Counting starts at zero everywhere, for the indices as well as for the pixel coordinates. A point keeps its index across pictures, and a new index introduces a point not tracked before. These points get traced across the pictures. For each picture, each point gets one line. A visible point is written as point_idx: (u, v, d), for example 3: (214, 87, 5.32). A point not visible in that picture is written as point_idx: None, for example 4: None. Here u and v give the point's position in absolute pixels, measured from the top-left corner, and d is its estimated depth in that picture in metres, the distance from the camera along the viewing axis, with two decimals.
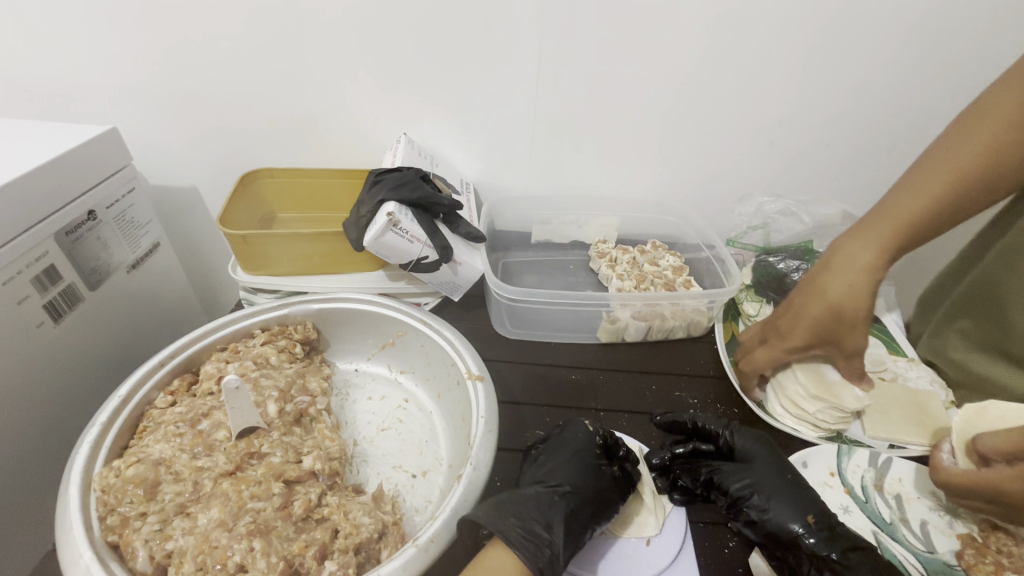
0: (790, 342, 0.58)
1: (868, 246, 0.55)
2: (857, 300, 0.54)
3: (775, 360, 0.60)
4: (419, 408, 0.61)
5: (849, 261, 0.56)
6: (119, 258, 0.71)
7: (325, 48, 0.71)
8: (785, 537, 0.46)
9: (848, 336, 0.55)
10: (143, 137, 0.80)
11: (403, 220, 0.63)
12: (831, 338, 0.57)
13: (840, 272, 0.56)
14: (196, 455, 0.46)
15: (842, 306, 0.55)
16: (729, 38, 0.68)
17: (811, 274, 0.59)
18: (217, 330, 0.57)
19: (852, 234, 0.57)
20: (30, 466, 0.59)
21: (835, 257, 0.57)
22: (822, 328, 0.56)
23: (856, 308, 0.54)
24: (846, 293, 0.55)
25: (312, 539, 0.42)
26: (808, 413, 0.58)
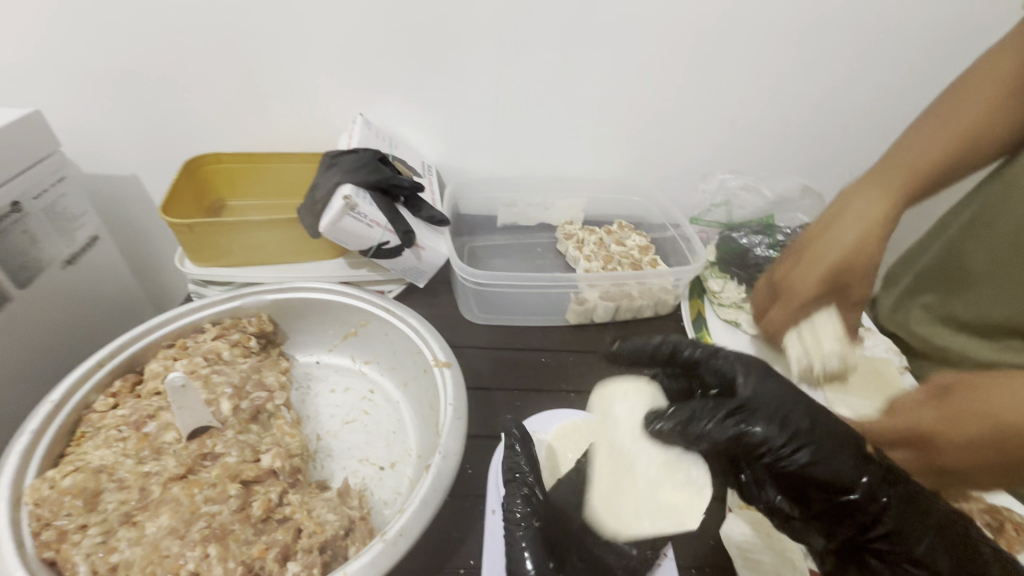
0: (802, 292, 0.51)
1: (877, 197, 0.53)
2: (868, 251, 0.50)
3: (786, 318, 0.52)
4: (385, 399, 0.58)
5: (860, 208, 0.52)
6: (51, 252, 0.66)
7: (269, 25, 0.67)
8: (840, 482, 0.35)
9: (855, 288, 0.51)
10: (71, 121, 0.74)
11: (361, 203, 0.61)
12: (841, 291, 0.52)
13: (848, 223, 0.52)
14: (142, 460, 0.43)
15: (854, 259, 0.50)
16: (696, 14, 0.68)
17: (817, 226, 0.54)
18: (164, 326, 0.54)
19: (860, 186, 0.55)
20: None
21: (843, 208, 0.54)
22: (836, 279, 0.51)
23: (867, 259, 0.50)
24: (856, 244, 0.50)
25: (272, 541, 0.39)
26: (822, 350, 0.49)
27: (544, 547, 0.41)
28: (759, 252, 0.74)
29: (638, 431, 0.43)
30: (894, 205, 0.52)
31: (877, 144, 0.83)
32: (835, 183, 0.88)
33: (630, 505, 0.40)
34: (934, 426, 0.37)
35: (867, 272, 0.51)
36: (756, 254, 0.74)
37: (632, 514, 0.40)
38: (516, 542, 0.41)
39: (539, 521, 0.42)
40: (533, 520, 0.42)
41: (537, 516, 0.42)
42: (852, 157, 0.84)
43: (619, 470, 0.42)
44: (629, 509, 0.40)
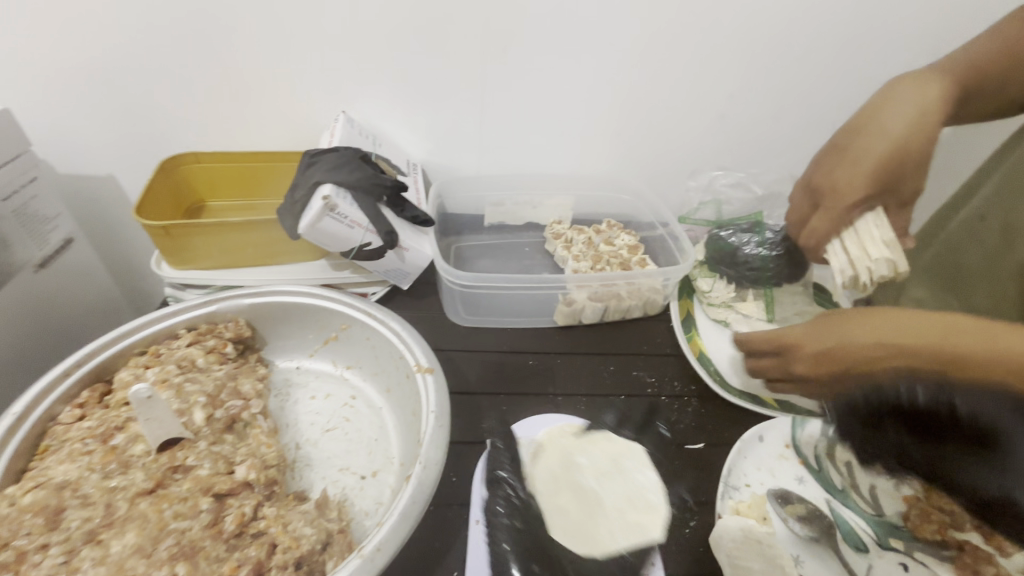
0: (850, 192, 0.55)
1: (916, 98, 0.55)
2: (923, 136, 0.54)
3: (828, 231, 0.57)
4: (367, 405, 0.57)
5: (901, 108, 0.55)
6: (23, 255, 0.63)
7: (247, 20, 0.65)
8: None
9: (910, 178, 0.55)
10: (41, 120, 0.71)
11: (341, 203, 0.59)
12: (894, 185, 0.55)
13: (898, 111, 0.55)
14: (108, 474, 0.41)
15: (910, 141, 0.54)
16: (684, 10, 0.67)
17: (861, 116, 0.57)
18: (136, 332, 0.52)
19: (899, 84, 0.57)
20: None
21: (883, 108, 0.56)
22: (887, 172, 0.54)
23: (923, 143, 0.54)
24: (910, 129, 0.54)
25: (245, 557, 0.38)
26: (869, 253, 0.54)
27: (525, 552, 0.45)
28: (747, 251, 0.71)
29: (601, 474, 0.51)
30: (936, 104, 0.55)
31: None
32: None
33: (601, 531, 0.46)
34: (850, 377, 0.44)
35: (917, 162, 0.54)
36: (746, 253, 0.71)
37: (603, 533, 0.46)
38: (501, 547, 0.45)
39: (518, 522, 0.47)
40: (512, 521, 0.47)
41: (517, 518, 0.47)
42: None
43: (587, 504, 0.48)
44: (601, 530, 0.46)
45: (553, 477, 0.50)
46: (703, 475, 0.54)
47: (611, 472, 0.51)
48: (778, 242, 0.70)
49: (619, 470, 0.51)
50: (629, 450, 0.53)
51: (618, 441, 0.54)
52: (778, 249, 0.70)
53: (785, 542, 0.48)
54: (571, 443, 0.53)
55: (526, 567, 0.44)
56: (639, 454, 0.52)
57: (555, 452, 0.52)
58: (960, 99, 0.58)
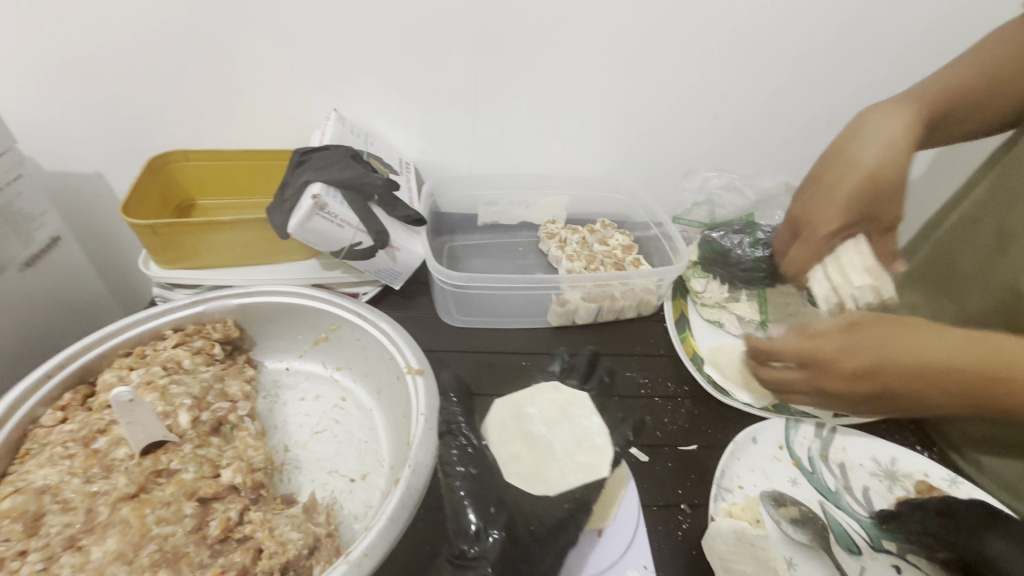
0: (823, 226, 0.56)
1: (888, 129, 0.55)
2: (893, 167, 0.55)
3: (803, 265, 0.58)
4: (357, 407, 0.56)
5: (872, 142, 0.55)
6: (8, 254, 0.62)
7: (236, 17, 0.64)
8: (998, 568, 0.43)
9: (884, 206, 0.56)
10: (26, 117, 0.70)
11: (331, 203, 0.58)
12: (868, 214, 0.56)
13: (868, 142, 0.55)
14: (90, 478, 0.40)
15: (879, 173, 0.55)
16: (678, 10, 0.66)
17: (834, 148, 0.58)
18: (121, 333, 0.51)
19: (873, 111, 0.57)
20: None
21: (856, 139, 0.56)
22: (855, 205, 0.55)
23: (893, 173, 0.55)
24: (880, 162, 0.55)
25: (229, 563, 0.37)
26: (850, 281, 0.53)
27: (479, 496, 0.42)
28: (740, 251, 0.71)
29: (550, 422, 0.50)
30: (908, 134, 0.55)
31: None
32: None
33: (553, 473, 0.46)
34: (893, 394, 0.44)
35: (889, 191, 0.55)
36: (738, 254, 0.71)
37: (556, 476, 0.45)
38: (457, 493, 0.42)
39: (473, 469, 0.44)
40: (467, 468, 0.44)
41: (472, 464, 0.44)
42: None
43: (538, 450, 0.47)
44: (554, 472, 0.46)
45: (505, 430, 0.49)
46: (696, 477, 0.53)
47: (560, 419, 0.50)
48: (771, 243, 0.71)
49: (568, 418, 0.50)
50: (575, 397, 0.53)
51: (563, 389, 0.53)
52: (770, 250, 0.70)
53: (776, 544, 0.48)
54: (520, 395, 0.53)
55: (483, 511, 0.41)
56: (585, 401, 0.52)
57: (505, 407, 0.52)
58: (957, 103, 0.57)
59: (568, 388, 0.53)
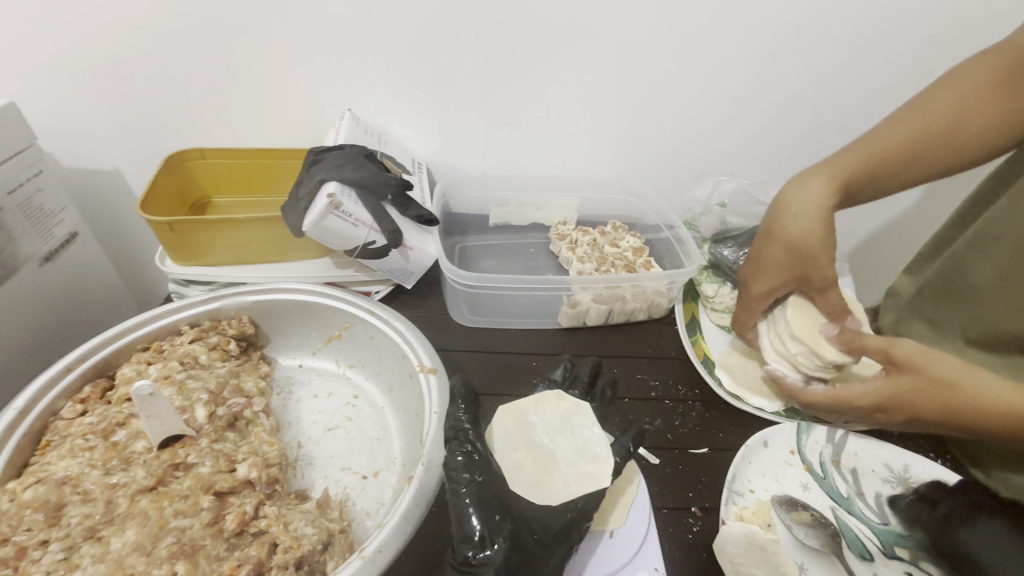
0: (760, 287, 0.58)
1: (815, 203, 0.55)
2: (816, 236, 0.54)
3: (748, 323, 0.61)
4: (369, 405, 0.57)
5: (798, 218, 0.55)
6: (28, 248, 0.63)
7: (252, 18, 0.65)
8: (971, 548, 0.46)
9: (818, 270, 0.54)
10: (47, 114, 0.71)
11: (346, 202, 0.59)
12: (804, 277, 0.55)
13: (794, 215, 0.55)
14: (109, 470, 0.40)
15: (801, 245, 0.54)
16: (692, 11, 0.66)
17: (766, 220, 0.58)
18: (139, 328, 0.51)
19: (796, 184, 0.57)
20: None
21: (783, 216, 0.56)
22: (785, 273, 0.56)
23: (816, 242, 0.54)
24: (802, 234, 0.54)
25: (246, 557, 0.38)
26: (787, 352, 0.55)
27: (484, 501, 0.40)
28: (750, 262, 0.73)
29: (553, 431, 0.48)
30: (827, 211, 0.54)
31: None
32: None
33: (555, 481, 0.44)
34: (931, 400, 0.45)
35: (820, 257, 0.54)
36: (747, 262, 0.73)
37: (560, 485, 0.44)
38: (462, 499, 0.40)
39: (481, 476, 0.42)
40: (474, 476, 0.42)
41: (478, 471, 0.42)
42: None
43: (541, 458, 0.46)
44: (556, 481, 0.44)
45: (507, 436, 0.48)
46: (707, 480, 0.53)
47: (561, 428, 0.49)
48: None
49: (569, 427, 0.49)
50: (577, 407, 0.51)
51: (567, 398, 0.51)
52: None
53: (788, 549, 0.47)
54: (524, 404, 0.51)
55: (487, 518, 0.39)
56: (587, 410, 0.50)
57: (509, 414, 0.50)
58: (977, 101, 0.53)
59: (571, 398, 0.52)
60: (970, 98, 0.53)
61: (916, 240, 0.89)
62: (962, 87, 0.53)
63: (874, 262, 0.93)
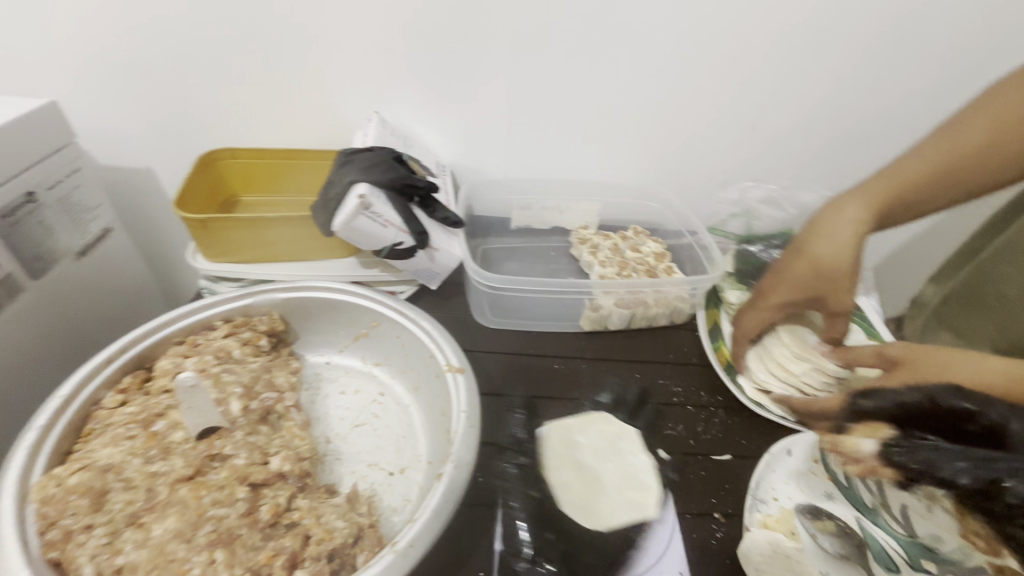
0: (774, 299, 0.60)
1: (846, 226, 0.56)
2: (846, 256, 0.55)
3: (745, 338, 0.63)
4: (395, 403, 0.58)
5: (828, 237, 0.56)
6: (65, 243, 0.65)
7: (286, 22, 0.67)
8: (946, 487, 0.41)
9: (835, 294, 0.56)
10: (86, 113, 0.74)
11: (376, 203, 0.60)
12: (817, 298, 0.58)
13: (827, 235, 0.57)
14: (149, 459, 0.42)
15: (830, 263, 0.56)
16: (718, 16, 0.66)
17: (797, 240, 0.59)
18: (175, 322, 0.53)
19: (835, 204, 0.58)
20: None
21: (814, 235, 0.58)
22: (800, 291, 0.58)
23: (843, 262, 0.55)
24: (834, 252, 0.56)
25: (280, 547, 0.38)
26: (793, 375, 0.60)
27: (535, 515, 0.47)
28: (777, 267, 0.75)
29: (599, 453, 0.53)
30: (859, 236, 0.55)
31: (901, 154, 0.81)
32: None
33: (610, 509, 0.48)
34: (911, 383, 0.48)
35: (841, 275, 0.55)
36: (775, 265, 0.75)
37: (608, 511, 0.48)
38: (514, 510, 0.48)
39: (535, 492, 0.49)
40: (530, 491, 0.49)
41: (533, 487, 0.49)
42: (876, 167, 0.82)
43: (589, 482, 0.50)
44: (603, 506, 0.48)
45: (557, 455, 0.52)
46: (730, 487, 0.53)
47: (608, 452, 0.53)
48: None
49: (614, 450, 0.53)
50: (623, 433, 0.55)
51: (613, 424, 0.56)
52: None
53: (812, 556, 0.47)
54: (572, 424, 0.56)
55: (539, 535, 0.46)
56: (632, 437, 0.54)
57: (557, 431, 0.55)
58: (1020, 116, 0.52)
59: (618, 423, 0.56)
60: (1009, 113, 0.53)
61: (942, 251, 0.87)
62: (998, 110, 0.53)
63: (897, 274, 0.92)
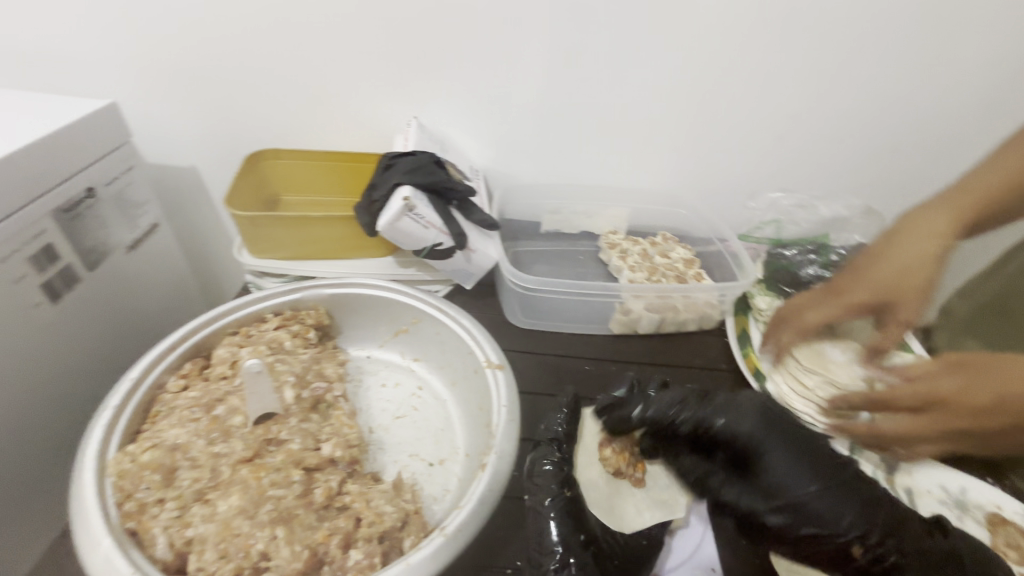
0: (852, 295, 0.54)
1: (927, 236, 0.53)
2: (923, 269, 0.52)
3: (802, 334, 0.58)
4: (433, 397, 0.60)
5: (906, 245, 0.53)
6: (117, 237, 0.68)
7: (332, 31, 0.70)
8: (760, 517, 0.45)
9: (903, 307, 0.52)
10: (141, 114, 0.78)
11: (420, 205, 0.62)
12: (883, 310, 0.54)
13: (905, 243, 0.54)
14: (212, 441, 0.45)
15: (905, 274, 0.53)
16: (752, 29, 0.68)
17: (873, 246, 0.56)
18: (230, 314, 0.56)
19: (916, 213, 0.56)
20: (39, 445, 0.57)
21: (893, 243, 0.54)
22: (880, 289, 0.53)
23: (920, 274, 0.52)
24: (912, 263, 0.53)
25: (335, 527, 0.41)
26: (806, 387, 0.59)
27: (567, 513, 0.46)
28: (810, 271, 0.74)
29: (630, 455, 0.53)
30: (944, 244, 0.53)
31: (934, 165, 0.81)
32: (886, 205, 0.86)
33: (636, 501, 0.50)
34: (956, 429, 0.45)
35: (915, 289, 0.52)
36: (806, 274, 0.74)
37: (633, 512, 0.49)
38: (544, 506, 0.46)
39: (568, 490, 0.47)
40: (563, 490, 0.47)
41: (565, 486, 0.48)
42: (907, 179, 0.83)
43: (616, 485, 0.51)
44: (629, 510, 0.49)
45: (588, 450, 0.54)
46: None
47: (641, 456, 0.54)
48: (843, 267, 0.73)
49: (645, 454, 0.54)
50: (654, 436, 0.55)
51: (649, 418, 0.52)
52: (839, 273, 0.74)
53: None
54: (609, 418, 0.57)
55: (570, 533, 0.45)
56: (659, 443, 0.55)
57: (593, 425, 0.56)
58: None
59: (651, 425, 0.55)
60: None
61: (975, 265, 0.87)
62: None
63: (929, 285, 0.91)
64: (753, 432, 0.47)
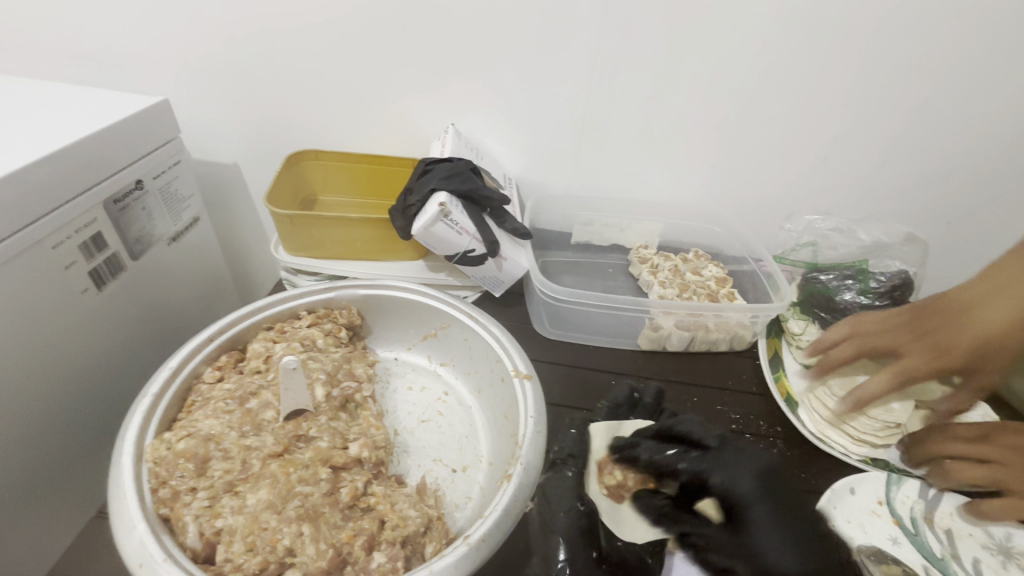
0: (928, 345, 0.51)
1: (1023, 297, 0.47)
2: (1017, 332, 0.47)
3: (884, 388, 0.52)
4: (458, 403, 0.60)
5: (999, 304, 0.48)
6: (160, 229, 0.70)
7: (377, 38, 0.71)
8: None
9: (990, 367, 0.49)
10: (190, 111, 0.81)
11: (455, 211, 0.62)
12: (967, 370, 0.50)
13: (998, 301, 0.48)
14: (244, 434, 0.46)
15: (998, 337, 0.48)
16: (800, 47, 0.67)
17: (958, 296, 0.51)
18: (266, 309, 0.57)
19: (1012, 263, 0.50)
20: (83, 427, 0.60)
21: (983, 299, 0.49)
22: (970, 351, 0.49)
23: (1014, 339, 0.48)
24: (1008, 328, 0.47)
25: (360, 528, 0.41)
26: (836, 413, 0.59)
27: (579, 529, 0.44)
28: (848, 297, 0.70)
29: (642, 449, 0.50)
30: None
31: (984, 194, 0.78)
32: (932, 231, 0.83)
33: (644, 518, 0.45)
34: (1005, 459, 0.50)
35: (1004, 353, 0.48)
36: (845, 299, 0.70)
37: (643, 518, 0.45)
38: (559, 523, 0.45)
39: (583, 505, 0.45)
40: (580, 505, 0.45)
41: (581, 501, 0.46)
42: (956, 207, 0.80)
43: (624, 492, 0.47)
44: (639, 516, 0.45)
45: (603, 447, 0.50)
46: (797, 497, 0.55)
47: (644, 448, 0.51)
48: (885, 294, 0.69)
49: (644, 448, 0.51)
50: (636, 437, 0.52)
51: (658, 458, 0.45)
52: (880, 300, 0.69)
53: None
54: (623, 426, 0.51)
55: (578, 552, 0.43)
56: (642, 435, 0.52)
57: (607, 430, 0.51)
58: None
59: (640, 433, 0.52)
60: None
61: None
62: None
63: None
64: (743, 492, 0.41)
